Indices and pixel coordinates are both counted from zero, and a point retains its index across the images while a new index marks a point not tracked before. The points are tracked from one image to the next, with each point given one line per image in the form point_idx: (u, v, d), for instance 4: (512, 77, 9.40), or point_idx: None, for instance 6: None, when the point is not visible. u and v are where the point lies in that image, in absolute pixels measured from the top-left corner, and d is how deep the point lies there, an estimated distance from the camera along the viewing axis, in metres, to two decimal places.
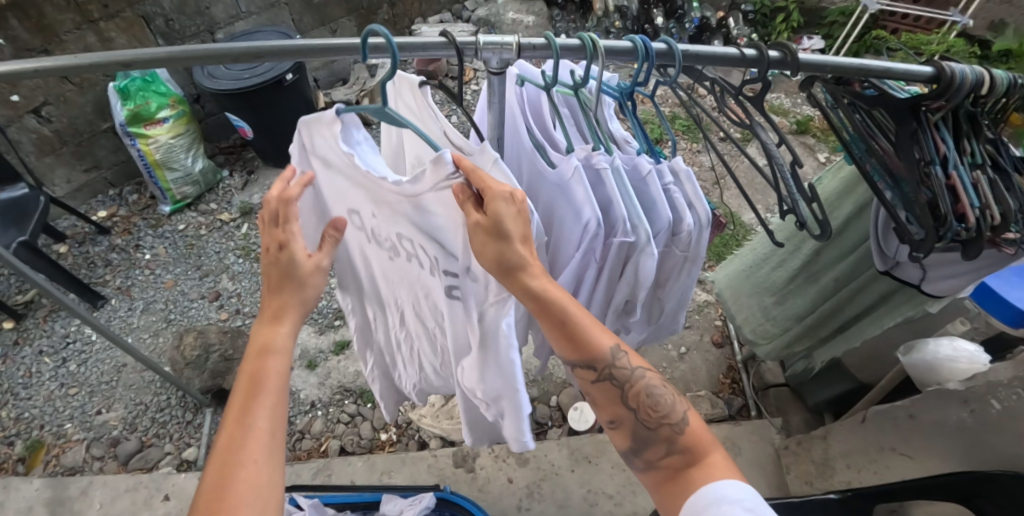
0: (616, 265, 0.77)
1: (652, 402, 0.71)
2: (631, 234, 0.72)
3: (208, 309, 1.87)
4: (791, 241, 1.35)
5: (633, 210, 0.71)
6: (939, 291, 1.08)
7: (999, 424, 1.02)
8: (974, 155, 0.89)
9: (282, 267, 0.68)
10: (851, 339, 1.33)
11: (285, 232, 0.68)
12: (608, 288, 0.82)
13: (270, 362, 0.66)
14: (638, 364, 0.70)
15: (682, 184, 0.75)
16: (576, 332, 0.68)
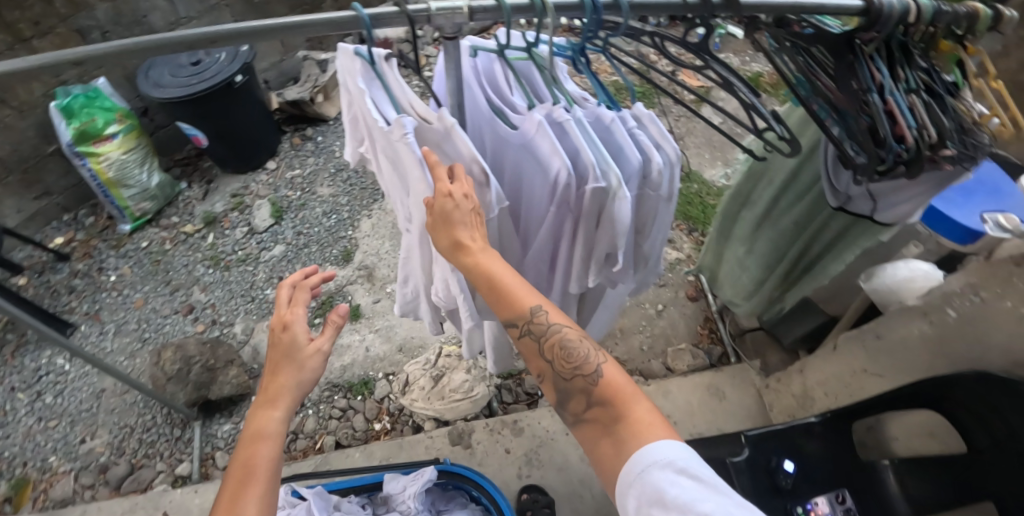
0: (592, 217, 0.76)
1: (568, 354, 0.73)
2: (602, 180, 0.71)
3: (184, 324, 1.84)
4: (756, 189, 1.43)
5: (602, 156, 0.71)
6: (888, 218, 1.13)
7: (956, 330, 1.08)
8: (908, 81, 0.94)
9: (287, 343, 0.82)
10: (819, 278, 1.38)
11: (291, 316, 0.83)
12: (587, 245, 0.80)
13: (262, 448, 0.74)
14: (554, 320, 0.73)
15: (646, 128, 0.76)
16: (500, 294, 0.72)
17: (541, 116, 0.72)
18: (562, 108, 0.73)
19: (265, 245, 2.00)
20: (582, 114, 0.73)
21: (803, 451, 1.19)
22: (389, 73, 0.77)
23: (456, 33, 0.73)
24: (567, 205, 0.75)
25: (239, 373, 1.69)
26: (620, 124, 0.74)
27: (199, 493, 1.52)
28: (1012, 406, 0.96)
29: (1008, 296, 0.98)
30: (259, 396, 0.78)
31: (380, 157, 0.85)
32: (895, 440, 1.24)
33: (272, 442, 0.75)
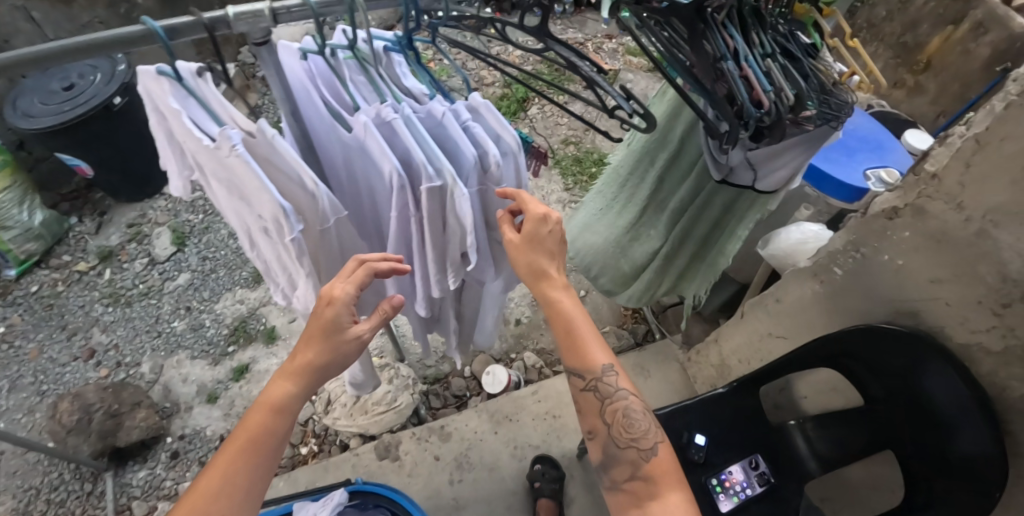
0: (436, 217, 0.74)
1: (629, 423, 0.88)
2: (438, 178, 0.70)
3: (85, 369, 1.71)
4: (636, 170, 1.38)
5: (434, 153, 0.70)
6: (770, 186, 1.15)
7: (844, 287, 1.10)
8: (763, 46, 0.94)
9: (326, 320, 0.74)
10: (710, 255, 1.37)
11: (343, 293, 0.74)
12: (438, 244, 0.79)
13: (270, 420, 0.73)
14: (622, 386, 0.86)
15: (483, 119, 0.73)
16: (577, 343, 0.85)
17: (367, 117, 0.69)
18: (389, 108, 0.70)
19: (168, 275, 1.88)
20: (410, 112, 0.71)
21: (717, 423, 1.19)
22: (204, 89, 0.72)
23: (267, 37, 0.68)
24: (410, 206, 0.73)
25: (148, 414, 1.58)
26: (452, 119, 0.71)
27: None
28: (898, 353, 0.99)
29: (885, 250, 1.00)
30: (282, 364, 0.74)
31: (212, 180, 0.78)
32: (805, 399, 1.27)
33: (281, 417, 0.74)
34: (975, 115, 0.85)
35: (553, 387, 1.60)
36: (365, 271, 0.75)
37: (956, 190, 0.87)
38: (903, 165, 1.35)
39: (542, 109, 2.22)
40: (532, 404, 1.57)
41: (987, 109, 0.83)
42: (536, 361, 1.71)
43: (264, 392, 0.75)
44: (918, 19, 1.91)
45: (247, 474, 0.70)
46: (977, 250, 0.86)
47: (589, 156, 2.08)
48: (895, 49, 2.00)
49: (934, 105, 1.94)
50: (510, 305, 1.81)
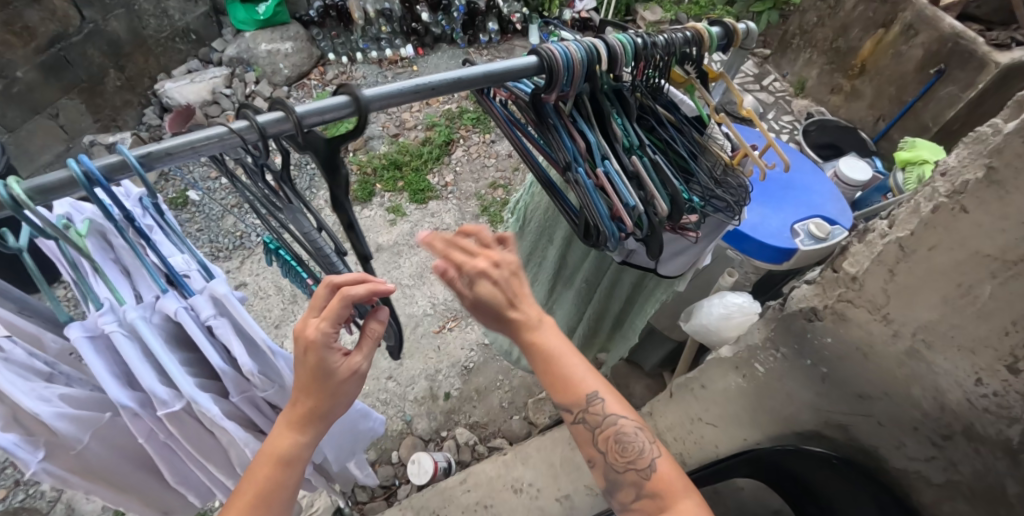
0: (192, 431, 0.67)
1: (621, 447, 0.66)
2: (176, 399, 0.62)
3: None
4: (538, 248, 1.17)
5: (171, 371, 0.61)
6: (673, 271, 0.95)
7: (767, 386, 0.96)
8: (629, 137, 0.75)
9: (311, 366, 0.58)
10: (631, 335, 1.13)
11: (318, 333, 0.56)
12: (211, 448, 0.71)
13: (276, 476, 0.60)
14: (612, 413, 0.66)
15: (229, 312, 0.64)
16: (557, 373, 0.65)
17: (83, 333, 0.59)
18: (104, 319, 0.59)
19: None
20: (134, 318, 0.59)
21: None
22: None
23: None
24: (156, 427, 0.67)
25: None
26: (189, 318, 0.61)
27: None
28: (832, 479, 0.86)
29: (806, 354, 0.88)
30: (281, 414, 0.61)
31: None
32: None
33: (289, 470, 0.61)
34: (898, 212, 0.70)
35: (483, 473, 1.43)
36: (340, 301, 0.56)
37: (880, 299, 0.74)
38: (830, 210, 1.22)
39: (466, 150, 2.15)
40: (460, 495, 1.40)
41: (910, 206, 0.67)
42: (469, 437, 1.57)
43: (266, 442, 0.61)
44: (849, 24, 2.19)
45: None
46: (909, 369, 0.75)
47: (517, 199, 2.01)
48: (828, 55, 2.30)
49: (872, 109, 2.19)
50: (438, 378, 1.69)
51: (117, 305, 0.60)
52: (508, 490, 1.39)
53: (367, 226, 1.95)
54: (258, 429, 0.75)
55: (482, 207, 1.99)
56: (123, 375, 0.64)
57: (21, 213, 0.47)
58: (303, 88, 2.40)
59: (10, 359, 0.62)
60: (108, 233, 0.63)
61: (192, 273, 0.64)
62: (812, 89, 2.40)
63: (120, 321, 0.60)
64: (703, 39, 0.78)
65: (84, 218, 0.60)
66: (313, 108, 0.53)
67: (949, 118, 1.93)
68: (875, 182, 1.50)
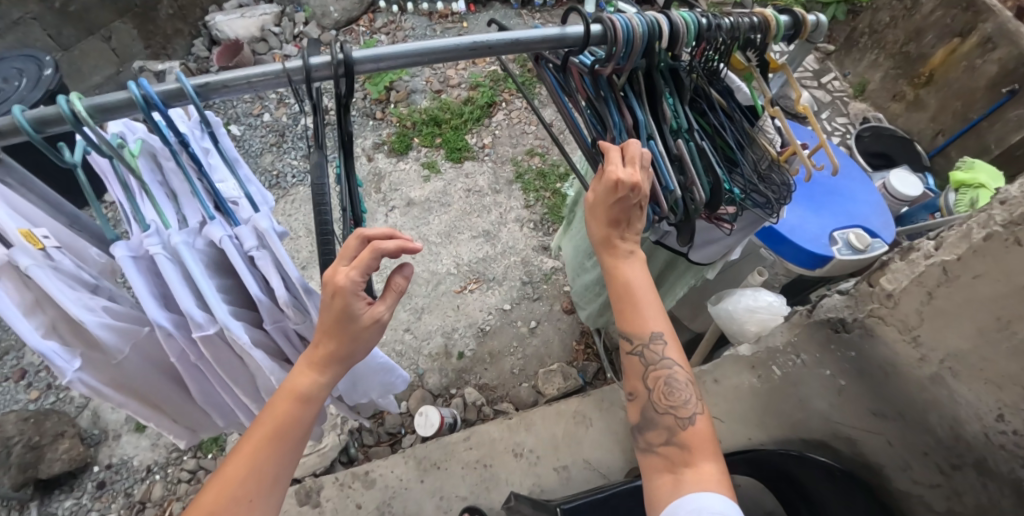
0: (225, 354, 0.71)
1: (669, 391, 0.68)
2: (210, 323, 0.65)
3: (16, 392, 1.66)
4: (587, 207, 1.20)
5: (208, 296, 0.63)
6: (704, 259, 0.94)
7: (781, 389, 0.97)
8: (677, 118, 0.73)
9: (337, 311, 0.60)
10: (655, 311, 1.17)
11: (347, 281, 0.58)
12: (239, 373, 0.76)
13: (294, 411, 0.62)
14: (670, 356, 0.69)
15: (267, 245, 0.65)
16: (631, 299, 0.70)
17: (128, 252, 0.61)
18: (149, 240, 0.61)
19: None
20: (178, 243, 0.62)
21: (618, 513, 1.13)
22: None
23: None
24: (189, 349, 0.70)
25: (72, 445, 1.52)
26: (232, 247, 0.63)
27: None
28: (833, 489, 0.87)
29: (826, 364, 0.89)
30: (305, 353, 0.63)
31: None
32: None
33: (308, 406, 0.63)
34: (948, 234, 0.68)
35: (486, 434, 1.47)
36: (371, 253, 0.58)
37: (913, 320, 0.74)
38: (874, 223, 1.19)
39: (507, 115, 2.12)
40: (462, 451, 1.45)
41: (962, 231, 0.65)
42: (476, 398, 1.60)
43: (288, 379, 0.64)
44: (923, 29, 2.07)
45: (277, 465, 0.60)
46: (931, 395, 0.75)
47: (553, 170, 1.99)
48: (896, 59, 2.18)
49: (933, 123, 2.09)
50: (454, 336, 1.72)
51: (162, 228, 0.63)
52: (508, 453, 1.45)
53: (400, 180, 1.98)
54: (284, 359, 0.80)
55: (517, 174, 1.98)
56: (161, 297, 0.67)
57: (80, 128, 0.50)
58: (350, 34, 2.38)
59: (61, 267, 0.64)
60: (159, 156, 0.64)
61: (239, 202, 0.67)
62: (873, 93, 2.29)
63: (164, 244, 0.62)
64: (770, 26, 0.74)
65: (139, 138, 0.63)
66: (378, 54, 0.56)
67: (1014, 141, 1.84)
68: (925, 199, 1.45)
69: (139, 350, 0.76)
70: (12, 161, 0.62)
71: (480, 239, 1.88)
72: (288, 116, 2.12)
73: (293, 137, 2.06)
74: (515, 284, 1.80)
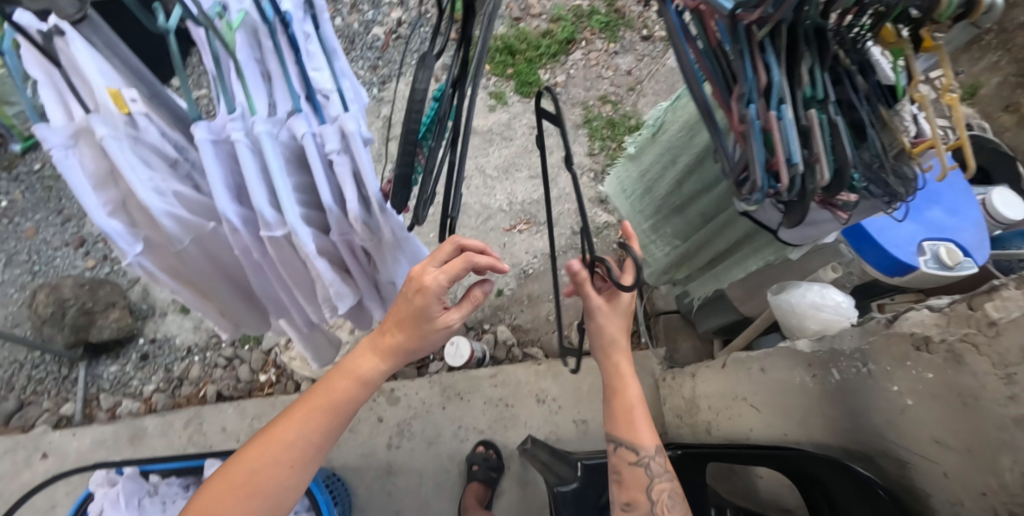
0: (290, 257, 0.70)
1: (671, 503, 0.86)
2: (278, 224, 0.63)
3: (74, 257, 1.73)
4: (659, 165, 1.11)
5: (281, 196, 0.61)
6: (795, 239, 0.88)
7: (836, 393, 0.95)
8: (815, 87, 0.65)
9: (416, 307, 0.71)
10: (719, 280, 1.12)
11: (434, 283, 0.69)
12: (301, 279, 0.75)
13: (353, 389, 0.75)
14: (669, 470, 0.89)
15: (347, 153, 0.60)
16: (631, 416, 0.89)
17: (208, 133, 0.58)
18: (233, 124, 0.58)
19: None
20: (261, 132, 0.58)
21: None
22: (67, 55, 0.55)
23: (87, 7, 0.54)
24: (254, 247, 0.69)
25: (121, 316, 1.59)
26: (314, 146, 0.59)
27: (77, 437, 1.50)
28: (861, 505, 0.89)
29: (895, 379, 0.84)
30: (375, 341, 0.75)
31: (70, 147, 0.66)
32: (759, 477, 1.16)
33: (364, 387, 0.76)
34: None
35: (513, 375, 1.49)
36: (463, 261, 0.69)
37: (1012, 356, 0.65)
38: (966, 239, 1.10)
39: (586, 55, 1.98)
40: (487, 386, 1.48)
41: None
42: (508, 337, 1.61)
43: (353, 361, 0.76)
44: None
45: (321, 433, 0.73)
46: (1003, 437, 0.68)
47: (624, 121, 1.87)
48: None
49: None
50: (496, 274, 1.71)
51: (248, 114, 0.59)
52: (531, 398, 1.48)
53: None
54: (346, 271, 0.79)
55: (586, 119, 1.88)
56: (235, 188, 0.65)
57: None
58: None
59: (141, 139, 0.62)
60: (259, 32, 0.60)
61: (330, 97, 0.61)
62: None
63: (247, 131, 0.59)
64: (940, 4, 0.58)
65: (242, 8, 0.58)
66: None
67: None
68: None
69: (202, 241, 0.75)
70: (98, 20, 0.59)
71: (537, 181, 1.82)
72: (359, 23, 2.02)
73: (362, 46, 1.97)
74: (565, 232, 1.76)
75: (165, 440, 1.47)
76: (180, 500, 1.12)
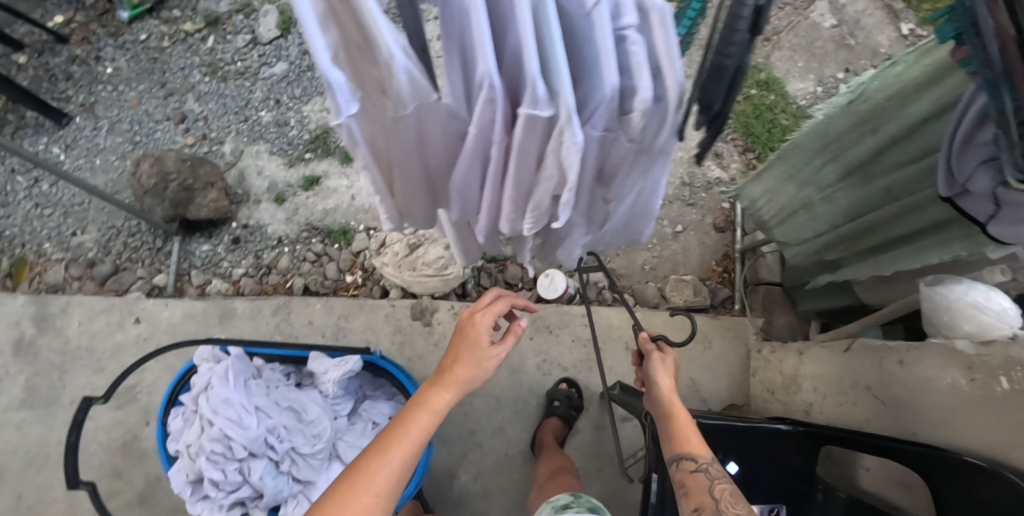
0: (532, 152, 0.52)
1: (736, 500, 0.76)
2: (548, 106, 0.45)
3: (175, 133, 1.73)
4: (850, 135, 0.98)
5: (554, 62, 0.43)
6: (1006, 236, 0.74)
7: (994, 403, 0.86)
8: None
9: (470, 339, 0.78)
10: (884, 267, 1.09)
11: (483, 318, 0.79)
12: (525, 183, 0.57)
13: (426, 424, 0.73)
14: (725, 473, 0.81)
15: (647, 29, 0.43)
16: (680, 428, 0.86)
17: None
18: None
19: (267, 60, 1.78)
20: None
21: (749, 452, 1.05)
22: None
23: None
24: (497, 136, 0.50)
25: (218, 197, 1.58)
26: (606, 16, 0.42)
27: (169, 308, 1.53)
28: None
29: None
30: (437, 376, 0.77)
31: None
32: (865, 469, 1.14)
33: (435, 422, 0.74)
34: None
35: (606, 317, 1.48)
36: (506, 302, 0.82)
37: None
38: None
39: None
40: (578, 325, 1.46)
41: None
42: (600, 279, 1.57)
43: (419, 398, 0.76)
44: None
45: (401, 470, 0.70)
46: None
47: (754, 73, 1.75)
48: None
49: None
50: None
51: None
52: (621, 344, 1.46)
53: None
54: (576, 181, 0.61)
55: None
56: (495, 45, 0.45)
57: None
58: None
59: None
60: None
61: None
62: None
63: None
64: None
65: None
66: None
67: None
68: None
69: (424, 122, 0.52)
70: None
71: None
72: None
73: None
74: (674, 182, 1.70)
75: (252, 324, 1.49)
76: (282, 386, 1.12)
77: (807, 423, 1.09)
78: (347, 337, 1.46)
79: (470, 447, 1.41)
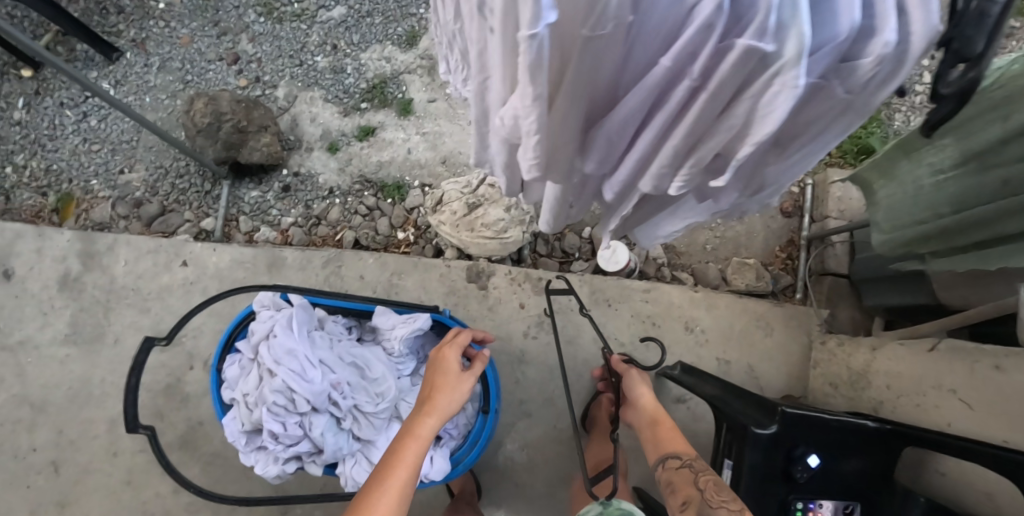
0: (725, 95, 0.45)
1: (720, 488, 0.84)
2: (773, 41, 0.38)
3: (227, 74, 1.67)
4: (980, 117, 0.82)
5: None
6: None
7: None
8: None
9: (444, 373, 0.93)
10: (985, 264, 0.92)
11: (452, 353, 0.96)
12: (697, 132, 0.51)
13: (417, 447, 0.84)
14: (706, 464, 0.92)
15: None
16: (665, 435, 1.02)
17: None
18: None
19: (324, 3, 1.70)
20: None
21: (829, 445, 1.00)
22: None
23: None
24: (693, 69, 0.44)
25: (271, 142, 1.52)
26: None
27: (217, 253, 1.49)
28: None
29: None
30: (421, 409, 0.89)
31: None
32: (942, 474, 1.09)
33: (424, 445, 0.85)
34: None
35: (667, 295, 1.44)
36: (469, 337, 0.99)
37: None
38: None
39: None
40: (637, 300, 1.43)
41: None
42: (660, 255, 1.55)
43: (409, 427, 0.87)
44: None
45: (399, 492, 0.79)
46: None
47: None
48: None
49: None
50: None
51: None
52: (681, 323, 1.43)
53: None
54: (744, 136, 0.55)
55: None
56: None
57: None
58: None
59: None
60: None
61: None
62: None
63: None
64: None
65: None
66: None
67: None
68: None
69: (606, 43, 0.46)
70: None
71: None
72: None
73: None
74: None
75: (302, 274, 1.45)
76: (344, 340, 1.09)
77: (890, 423, 1.05)
78: (399, 294, 1.42)
79: (519, 416, 1.37)
